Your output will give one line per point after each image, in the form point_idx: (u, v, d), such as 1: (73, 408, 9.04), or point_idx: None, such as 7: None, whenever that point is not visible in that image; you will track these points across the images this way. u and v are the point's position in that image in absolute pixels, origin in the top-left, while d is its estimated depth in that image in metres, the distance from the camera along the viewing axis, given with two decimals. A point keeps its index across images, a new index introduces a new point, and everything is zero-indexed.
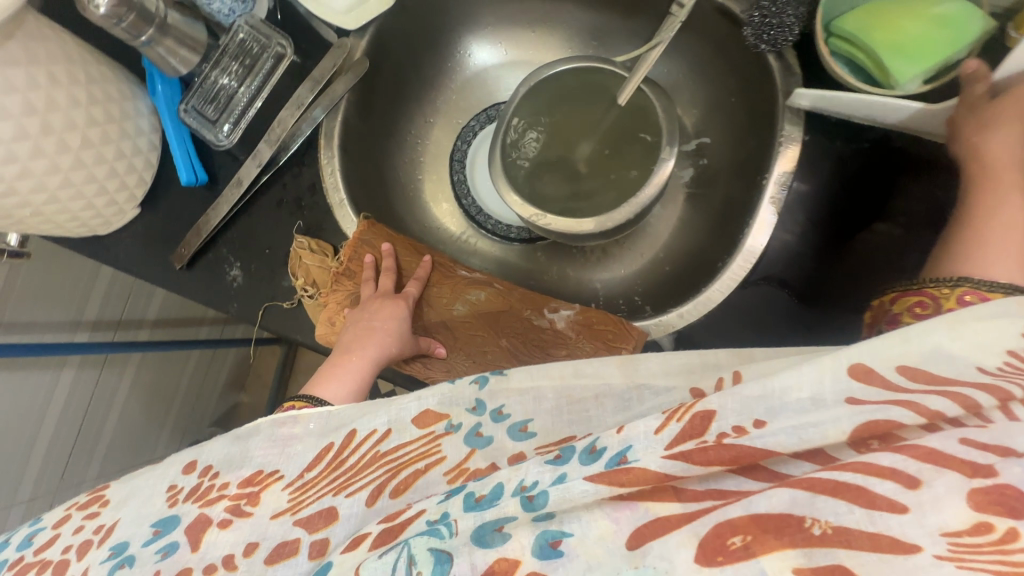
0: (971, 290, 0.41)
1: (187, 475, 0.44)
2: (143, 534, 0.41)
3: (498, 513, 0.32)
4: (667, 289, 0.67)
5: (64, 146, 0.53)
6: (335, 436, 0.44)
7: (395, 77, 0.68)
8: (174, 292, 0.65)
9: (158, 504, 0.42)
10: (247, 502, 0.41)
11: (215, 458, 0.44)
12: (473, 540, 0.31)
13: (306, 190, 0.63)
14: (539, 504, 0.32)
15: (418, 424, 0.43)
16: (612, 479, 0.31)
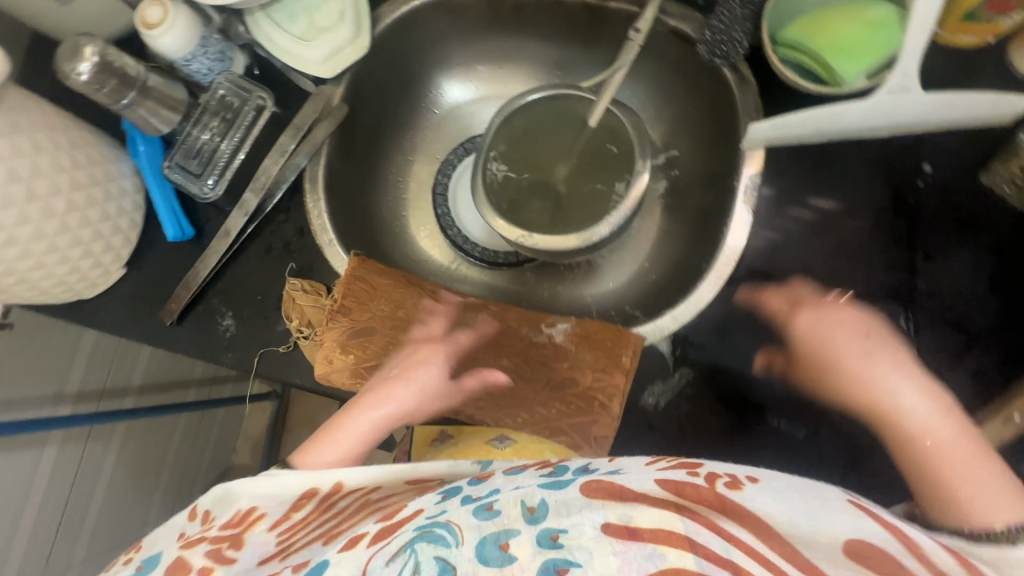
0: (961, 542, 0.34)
1: (192, 522, 0.43)
2: (129, 570, 0.40)
3: (499, 528, 0.35)
4: (657, 297, 0.69)
5: (49, 211, 0.54)
6: (319, 480, 0.45)
7: (373, 120, 0.71)
8: (166, 349, 0.64)
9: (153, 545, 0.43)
10: (229, 547, 0.41)
11: (210, 503, 0.44)
12: (477, 557, 0.34)
13: (294, 235, 0.64)
14: (539, 516, 0.35)
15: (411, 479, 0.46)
16: (608, 496, 0.36)
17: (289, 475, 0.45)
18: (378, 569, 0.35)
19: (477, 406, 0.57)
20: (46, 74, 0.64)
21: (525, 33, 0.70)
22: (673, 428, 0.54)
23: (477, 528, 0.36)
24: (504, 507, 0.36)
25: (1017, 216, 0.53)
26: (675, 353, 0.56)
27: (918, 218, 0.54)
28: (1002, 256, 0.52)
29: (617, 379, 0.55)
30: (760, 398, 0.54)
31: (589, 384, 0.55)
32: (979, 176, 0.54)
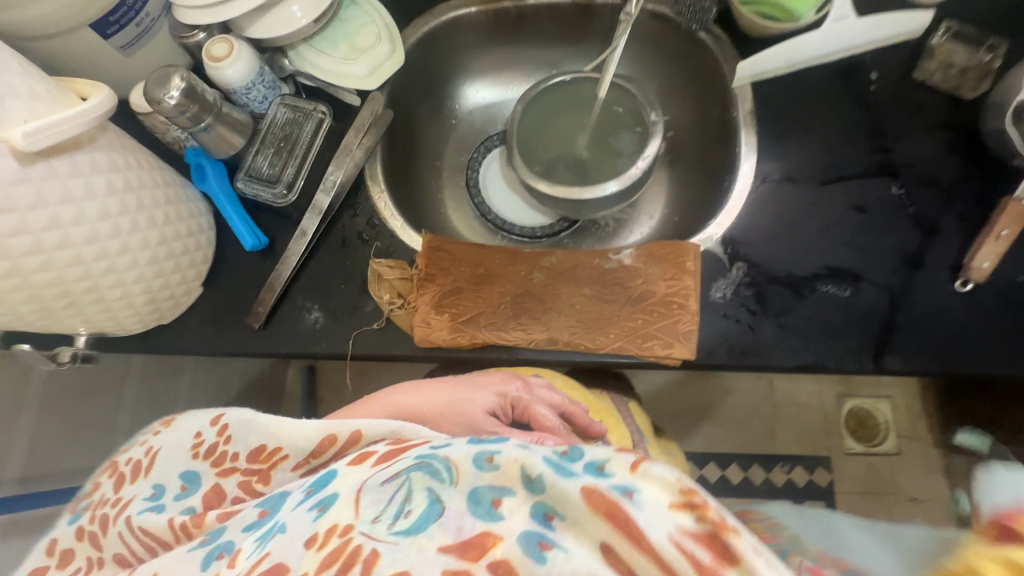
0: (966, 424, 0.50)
1: (212, 428, 0.47)
2: (176, 483, 0.45)
3: (495, 483, 0.36)
4: (684, 231, 0.79)
5: (152, 221, 0.56)
6: (339, 430, 0.43)
7: (408, 128, 0.80)
8: (256, 352, 0.66)
9: (186, 450, 0.47)
10: (259, 482, 0.44)
11: (234, 420, 0.46)
12: (467, 499, 0.35)
13: (365, 225, 0.69)
14: (536, 486, 0.35)
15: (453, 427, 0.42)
16: (600, 509, 0.32)
17: (305, 422, 0.43)
18: (374, 489, 0.37)
19: (572, 332, 0.63)
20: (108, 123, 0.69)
21: (525, 40, 0.83)
22: (744, 312, 0.63)
23: (476, 475, 0.36)
24: (504, 461, 0.36)
25: (950, 96, 0.68)
26: (727, 252, 0.65)
27: (878, 112, 0.68)
28: (949, 126, 0.67)
29: (687, 281, 0.63)
30: (806, 273, 0.64)
31: (666, 291, 0.63)
32: (914, 74, 0.69)
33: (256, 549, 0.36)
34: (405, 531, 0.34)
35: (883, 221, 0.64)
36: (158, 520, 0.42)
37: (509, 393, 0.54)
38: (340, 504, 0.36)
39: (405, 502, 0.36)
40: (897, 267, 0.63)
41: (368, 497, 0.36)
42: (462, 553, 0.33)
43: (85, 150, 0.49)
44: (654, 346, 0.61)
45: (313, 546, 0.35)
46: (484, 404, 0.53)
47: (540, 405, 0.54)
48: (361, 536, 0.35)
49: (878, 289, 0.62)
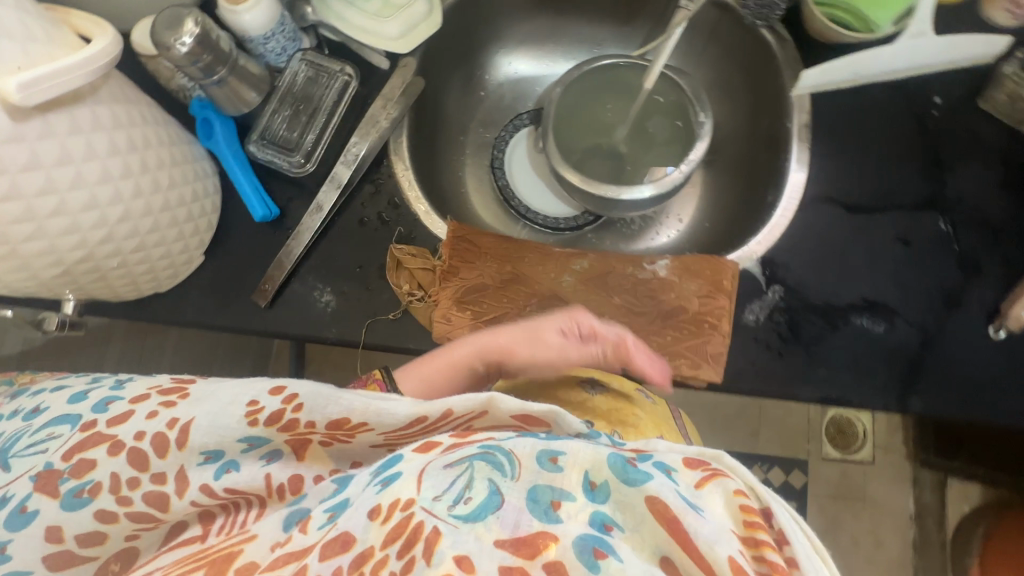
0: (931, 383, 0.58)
1: (271, 396, 0.37)
2: (236, 445, 0.37)
3: (555, 484, 0.32)
4: (718, 239, 0.75)
5: (156, 185, 0.51)
6: (428, 406, 0.37)
7: (436, 97, 0.73)
8: (262, 331, 0.62)
9: (235, 418, 0.37)
10: (344, 437, 0.39)
11: (303, 389, 0.37)
12: (528, 495, 0.32)
13: (386, 205, 0.64)
14: (602, 493, 0.32)
15: (513, 416, 0.39)
16: (664, 520, 0.29)
17: (393, 402, 0.37)
18: (435, 472, 0.33)
19: None
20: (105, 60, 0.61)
21: (568, 11, 0.76)
22: (775, 338, 0.61)
23: (538, 472, 0.33)
24: (569, 464, 0.33)
25: (1012, 130, 0.65)
26: (766, 273, 0.63)
27: (937, 140, 0.65)
28: (1006, 163, 0.64)
29: (722, 301, 0.61)
30: (842, 303, 0.62)
31: (698, 309, 0.61)
32: (979, 102, 0.65)
33: (326, 521, 0.33)
34: (464, 518, 0.31)
35: (925, 258, 0.62)
36: (249, 482, 0.37)
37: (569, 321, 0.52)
38: (402, 481, 0.33)
39: (465, 490, 0.32)
40: (934, 306, 0.61)
41: (431, 479, 0.33)
42: (517, 550, 0.30)
43: (85, 104, 0.44)
44: (681, 366, 0.59)
45: (378, 520, 0.32)
46: (549, 335, 0.51)
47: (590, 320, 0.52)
48: (423, 512, 0.32)
49: (913, 327, 0.61)
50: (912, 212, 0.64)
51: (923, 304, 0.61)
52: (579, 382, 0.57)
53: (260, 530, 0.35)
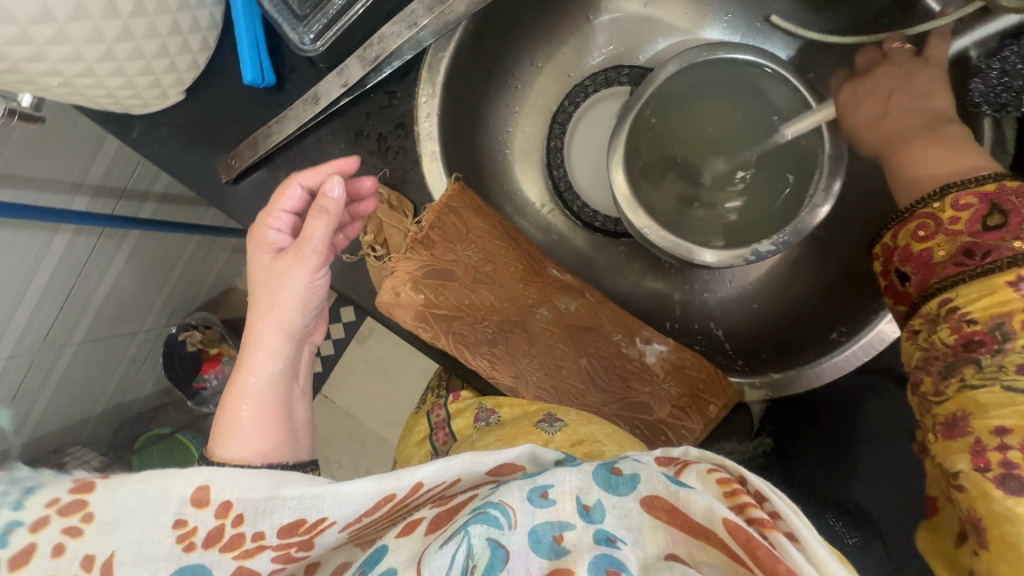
0: (910, 266, 0.39)
1: (197, 510, 0.32)
2: None
3: (553, 519, 0.30)
4: (756, 336, 0.61)
5: (112, 10, 0.41)
6: (397, 485, 0.33)
7: (520, 6, 0.56)
8: (217, 207, 0.56)
9: (164, 544, 0.32)
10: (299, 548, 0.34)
11: (234, 492, 0.33)
12: (530, 544, 0.29)
13: (393, 128, 0.52)
14: (597, 517, 0.29)
15: (489, 472, 0.36)
16: (659, 511, 0.29)
17: (350, 486, 0.33)
18: (435, 558, 0.30)
19: (537, 395, 0.51)
20: None
21: None
22: None
23: (532, 514, 0.30)
24: (559, 494, 0.30)
25: None
26: None
27: None
28: None
29: (693, 424, 0.50)
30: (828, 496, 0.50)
31: (663, 418, 0.51)
32: None
33: None
34: None
35: None
36: None
37: (268, 232, 0.48)
38: None
39: (468, 562, 0.29)
40: None
41: (431, 569, 0.29)
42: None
43: None
44: None
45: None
46: (266, 264, 0.47)
47: (281, 204, 0.47)
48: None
49: None
50: None
51: None
52: (535, 424, 0.47)
53: None
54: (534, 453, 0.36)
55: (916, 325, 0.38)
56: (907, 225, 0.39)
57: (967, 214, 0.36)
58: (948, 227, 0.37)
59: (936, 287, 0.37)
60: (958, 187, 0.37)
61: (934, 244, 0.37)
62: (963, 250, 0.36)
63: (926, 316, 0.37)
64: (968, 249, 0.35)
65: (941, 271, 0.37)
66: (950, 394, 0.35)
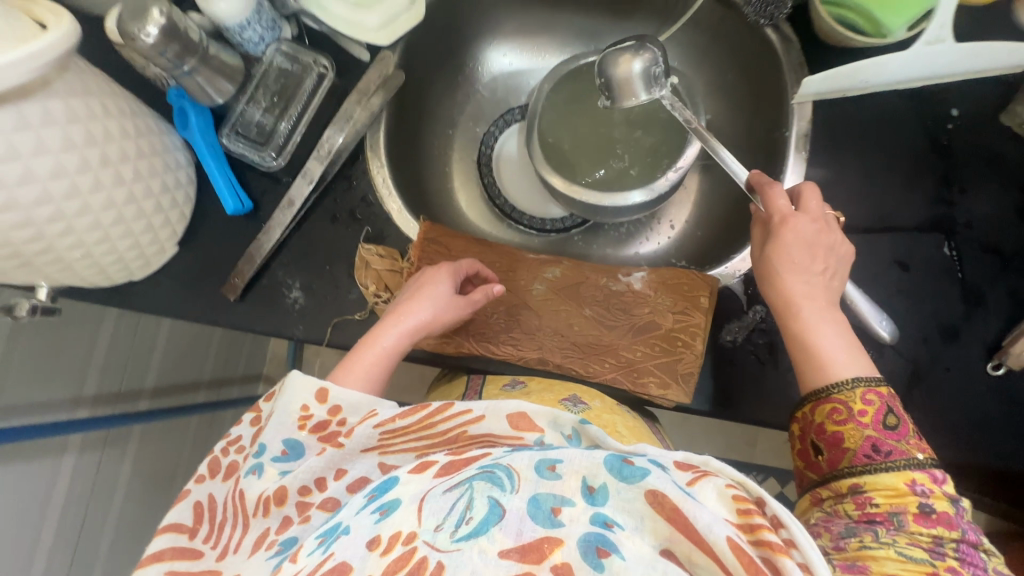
0: (820, 434, 0.48)
1: (319, 404, 0.49)
2: (274, 444, 0.48)
3: (556, 492, 0.37)
4: (708, 250, 0.72)
5: (118, 178, 0.51)
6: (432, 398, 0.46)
7: (420, 90, 0.71)
8: (231, 326, 0.62)
9: (290, 422, 0.49)
10: (343, 436, 0.47)
11: (343, 400, 0.50)
12: (528, 508, 0.36)
13: (359, 202, 0.63)
14: (597, 498, 0.37)
15: (511, 425, 0.44)
16: (663, 510, 0.35)
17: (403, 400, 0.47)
18: (436, 497, 0.38)
19: (565, 355, 0.58)
20: (91, 49, 0.62)
21: (564, 4, 0.73)
22: (752, 361, 0.58)
23: (537, 482, 0.37)
24: (567, 471, 0.38)
25: None
26: (748, 292, 0.60)
27: (951, 157, 0.60)
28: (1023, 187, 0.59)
29: (698, 319, 0.57)
30: None
31: (671, 326, 0.58)
32: (1000, 117, 0.59)
33: (318, 548, 0.36)
34: (466, 537, 0.35)
35: (922, 287, 0.58)
36: (253, 485, 0.45)
37: (454, 274, 0.57)
38: (404, 513, 0.37)
39: (467, 509, 0.37)
40: (929, 337, 0.57)
41: (430, 507, 0.38)
42: (523, 557, 0.34)
43: (36, 99, 0.43)
44: (649, 384, 0.57)
45: (376, 550, 0.36)
46: (445, 293, 0.55)
47: (466, 268, 0.59)
48: (425, 547, 0.35)
49: (900, 357, 0.57)
50: (913, 237, 0.59)
51: (914, 338, 0.58)
52: (561, 400, 0.54)
53: None
54: (554, 418, 0.44)
55: (822, 494, 0.48)
56: (824, 406, 0.48)
57: (872, 409, 0.47)
58: (858, 418, 0.46)
59: (844, 471, 0.46)
60: (863, 384, 0.47)
61: (845, 430, 0.47)
62: (869, 445, 0.46)
63: (835, 490, 0.46)
64: (873, 444, 0.46)
65: (850, 455, 0.46)
66: (851, 547, 0.41)
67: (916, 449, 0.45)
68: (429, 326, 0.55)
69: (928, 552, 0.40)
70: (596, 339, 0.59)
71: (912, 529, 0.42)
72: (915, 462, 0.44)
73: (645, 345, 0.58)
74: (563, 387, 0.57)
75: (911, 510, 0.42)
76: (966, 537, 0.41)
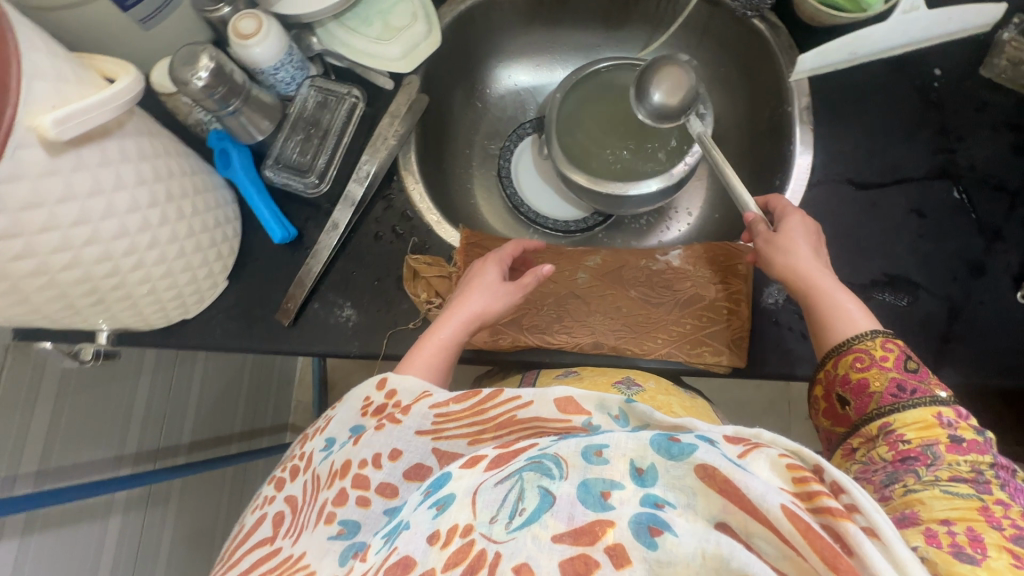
0: (846, 383, 0.49)
1: (378, 391, 0.50)
2: (343, 434, 0.49)
3: (604, 476, 0.32)
4: (729, 228, 0.75)
5: (181, 213, 0.53)
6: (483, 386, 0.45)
7: (440, 113, 0.76)
8: (287, 350, 0.63)
9: (356, 411, 0.50)
10: (401, 412, 0.47)
11: (399, 386, 0.49)
12: (577, 494, 0.32)
13: (399, 218, 0.66)
14: (649, 480, 0.31)
15: (559, 409, 0.40)
16: (715, 484, 0.30)
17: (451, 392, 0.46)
18: (488, 489, 0.33)
19: (617, 336, 0.60)
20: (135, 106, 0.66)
21: (564, 22, 0.80)
22: (797, 319, 0.60)
23: (584, 469, 0.32)
24: (614, 455, 0.32)
25: (1017, 95, 0.64)
26: None
27: (943, 111, 0.65)
28: (1013, 129, 0.64)
29: (739, 285, 0.60)
30: (861, 281, 0.61)
31: (715, 296, 0.61)
32: (980, 70, 0.65)
33: (385, 545, 0.34)
34: (520, 527, 0.32)
35: (942, 230, 0.62)
36: (326, 467, 0.47)
37: (500, 261, 0.59)
38: (458, 505, 0.33)
39: (518, 503, 0.33)
40: (958, 275, 0.60)
41: (484, 500, 0.33)
42: (575, 540, 0.31)
43: (114, 138, 0.45)
44: (704, 352, 0.59)
45: (437, 545, 0.32)
46: (494, 275, 0.57)
47: (510, 250, 0.60)
48: (483, 539, 0.32)
49: (935, 298, 0.60)
50: (925, 187, 0.63)
51: (944, 278, 0.61)
52: (614, 383, 0.56)
53: (315, 557, 0.40)
54: (600, 399, 0.39)
55: (854, 445, 0.48)
56: (846, 356, 0.50)
57: (893, 354, 0.48)
58: (881, 362, 0.48)
59: (873, 414, 0.47)
60: (881, 334, 0.49)
61: (869, 375, 0.48)
62: (894, 386, 0.47)
63: (866, 436, 0.48)
64: (898, 384, 0.47)
65: (877, 399, 0.47)
66: (896, 494, 0.42)
67: (939, 388, 0.47)
68: (482, 316, 0.56)
69: (972, 486, 0.40)
70: (644, 320, 0.61)
71: (948, 459, 0.43)
72: (939, 400, 0.46)
73: (692, 318, 0.61)
74: (616, 370, 0.59)
75: (943, 441, 0.43)
76: (998, 463, 0.42)
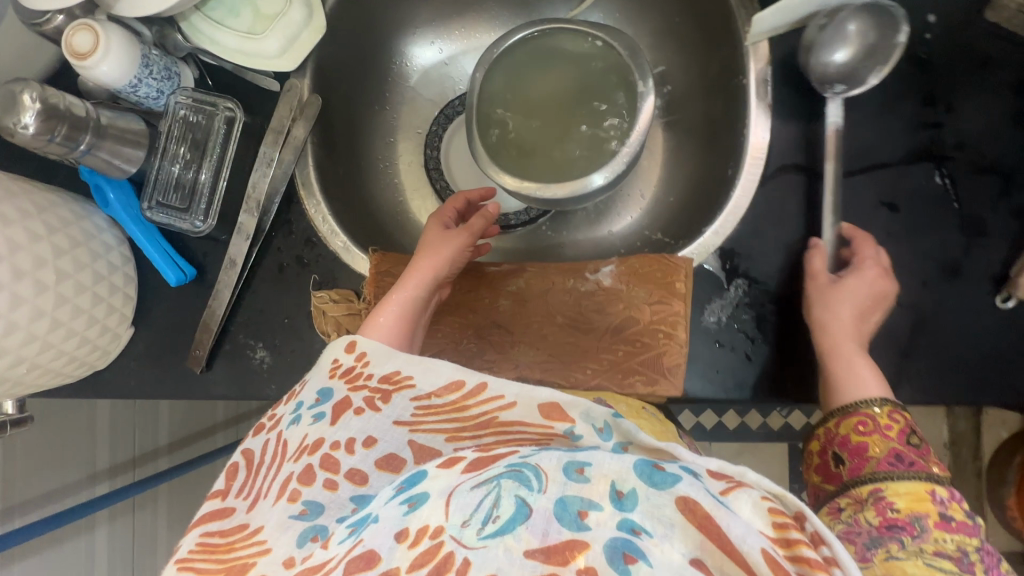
0: (844, 438, 0.47)
1: (346, 354, 0.43)
2: (310, 397, 0.41)
3: (583, 494, 0.27)
4: (680, 216, 0.66)
5: (41, 286, 0.49)
6: (467, 375, 0.37)
7: (347, 105, 0.67)
8: (204, 397, 0.60)
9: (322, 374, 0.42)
10: (380, 399, 0.39)
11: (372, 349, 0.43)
12: (554, 509, 0.27)
13: (304, 246, 0.60)
14: (629, 505, 0.26)
15: (542, 414, 0.34)
16: (694, 520, 0.25)
17: (440, 366, 0.38)
18: (464, 493, 0.28)
19: (543, 370, 0.55)
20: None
21: None
22: (742, 340, 0.54)
23: (563, 486, 0.27)
24: (596, 474, 0.27)
25: None
26: (726, 267, 0.56)
27: (932, 72, 0.53)
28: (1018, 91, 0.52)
29: (677, 306, 0.54)
30: None
31: (650, 319, 0.54)
32: (984, 14, 0.52)
33: (351, 536, 0.29)
34: (493, 536, 0.27)
35: (916, 225, 0.53)
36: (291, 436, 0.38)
37: (442, 220, 0.59)
38: (430, 504, 0.28)
39: (491, 511, 0.27)
40: (929, 279, 0.53)
41: (457, 504, 0.28)
42: (548, 559, 0.25)
43: None
44: (636, 382, 0.54)
45: (404, 543, 0.27)
46: (438, 230, 0.57)
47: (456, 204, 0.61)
48: (453, 542, 0.27)
49: (901, 306, 0.53)
50: (901, 172, 0.53)
51: (913, 282, 0.53)
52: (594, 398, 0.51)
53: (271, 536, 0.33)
54: (588, 408, 0.34)
55: (840, 504, 0.45)
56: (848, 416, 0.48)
57: (897, 423, 0.46)
58: (884, 430, 0.46)
59: (867, 477, 0.45)
60: (889, 402, 0.47)
61: (869, 439, 0.46)
62: (892, 454, 0.45)
63: (855, 497, 0.45)
64: (896, 452, 0.45)
65: (874, 462, 0.45)
66: (877, 559, 0.39)
67: (938, 466, 0.45)
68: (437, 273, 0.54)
69: (956, 565, 0.39)
70: (572, 350, 0.55)
71: (935, 535, 0.41)
72: (935, 477, 0.44)
73: (626, 345, 0.55)
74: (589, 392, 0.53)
75: (932, 515, 0.41)
76: (984, 548, 0.41)
